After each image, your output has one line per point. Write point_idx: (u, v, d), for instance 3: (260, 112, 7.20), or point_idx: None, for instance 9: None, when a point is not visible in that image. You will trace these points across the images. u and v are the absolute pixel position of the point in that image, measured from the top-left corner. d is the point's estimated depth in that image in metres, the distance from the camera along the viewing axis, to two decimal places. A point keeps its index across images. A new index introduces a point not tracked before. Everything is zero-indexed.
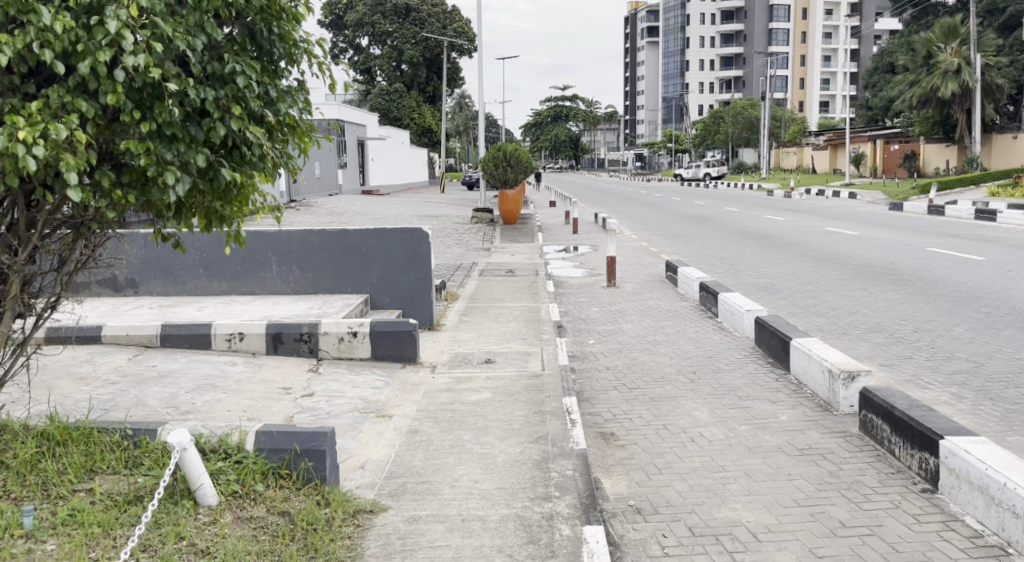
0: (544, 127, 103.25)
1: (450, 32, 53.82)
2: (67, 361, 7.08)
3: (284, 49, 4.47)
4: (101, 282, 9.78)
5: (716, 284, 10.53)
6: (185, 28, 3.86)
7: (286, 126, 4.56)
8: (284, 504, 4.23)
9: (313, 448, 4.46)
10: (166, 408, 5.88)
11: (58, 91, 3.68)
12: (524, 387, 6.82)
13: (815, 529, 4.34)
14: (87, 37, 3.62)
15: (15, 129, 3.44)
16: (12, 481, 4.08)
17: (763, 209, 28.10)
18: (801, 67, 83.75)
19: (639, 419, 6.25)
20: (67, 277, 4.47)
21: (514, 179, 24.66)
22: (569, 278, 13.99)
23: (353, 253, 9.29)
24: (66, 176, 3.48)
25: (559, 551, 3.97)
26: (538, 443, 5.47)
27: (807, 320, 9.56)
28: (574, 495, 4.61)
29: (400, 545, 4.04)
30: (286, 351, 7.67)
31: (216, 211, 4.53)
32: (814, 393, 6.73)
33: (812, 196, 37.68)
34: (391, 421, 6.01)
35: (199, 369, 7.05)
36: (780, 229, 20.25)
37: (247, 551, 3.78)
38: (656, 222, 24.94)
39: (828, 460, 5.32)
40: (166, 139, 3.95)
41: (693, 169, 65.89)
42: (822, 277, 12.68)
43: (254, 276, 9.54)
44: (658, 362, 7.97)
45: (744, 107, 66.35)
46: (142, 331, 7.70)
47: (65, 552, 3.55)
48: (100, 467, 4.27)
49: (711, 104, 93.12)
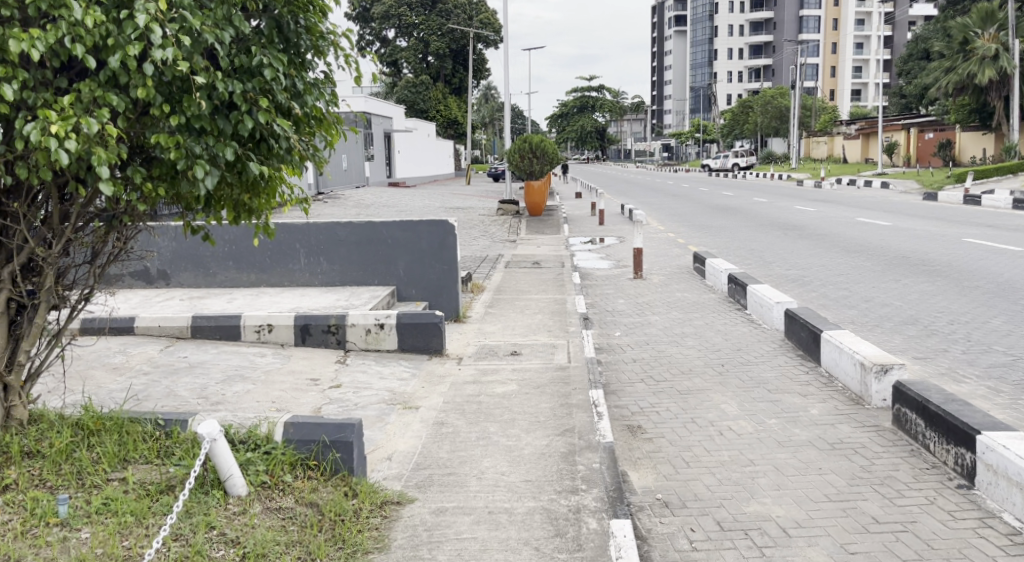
0: (570, 118, 102.90)
1: (477, 23, 53.82)
2: (100, 352, 7.18)
3: (311, 41, 4.47)
4: (134, 274, 9.90)
5: (745, 276, 10.43)
6: (213, 22, 3.88)
7: (312, 118, 4.57)
8: (312, 495, 4.25)
9: (342, 439, 4.48)
10: (196, 399, 5.94)
11: (89, 85, 3.71)
12: (551, 380, 6.81)
13: (848, 524, 4.29)
14: (117, 31, 3.66)
15: (47, 124, 3.47)
16: (47, 470, 4.12)
17: (794, 200, 27.78)
18: (833, 55, 82.58)
19: (667, 412, 6.21)
20: (100, 269, 4.48)
21: (540, 171, 24.67)
22: (595, 270, 13.93)
23: (380, 246, 9.33)
24: (98, 170, 3.52)
25: (586, 545, 3.96)
26: (565, 435, 5.46)
27: (838, 313, 9.44)
28: (601, 488, 4.60)
29: (427, 537, 4.04)
30: (314, 343, 7.72)
31: (244, 204, 4.57)
32: (845, 386, 6.65)
33: (843, 186, 37.23)
34: (418, 413, 6.03)
35: (228, 360, 7.11)
36: (810, 220, 20.00)
37: (275, 541, 3.81)
38: (685, 213, 24.77)
39: (860, 455, 5.26)
40: (195, 133, 3.97)
41: (721, 159, 65.34)
42: (854, 269, 12.52)
43: (283, 269, 9.61)
44: (686, 355, 7.91)
45: (774, 96, 65.60)
46: (172, 322, 7.78)
47: (99, 541, 3.60)
48: (133, 456, 4.32)
49: (740, 93, 92.21)
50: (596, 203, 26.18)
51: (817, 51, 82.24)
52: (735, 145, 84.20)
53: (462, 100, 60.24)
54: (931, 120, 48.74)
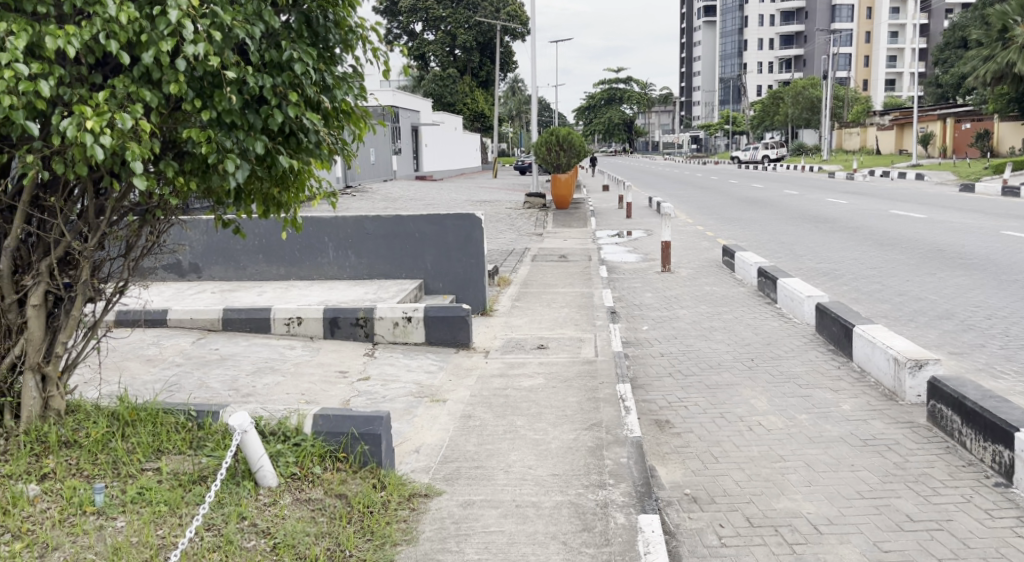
0: (598, 111, 102.50)
1: (504, 16, 53.73)
2: (134, 344, 7.29)
3: (339, 36, 4.49)
4: (166, 267, 10.03)
5: (775, 270, 10.35)
6: (244, 17, 3.92)
7: (341, 112, 4.60)
8: (341, 487, 4.29)
9: (370, 432, 4.52)
10: (227, 391, 6.02)
11: (123, 81, 3.76)
12: (577, 373, 6.80)
13: (881, 522, 4.25)
14: (150, 27, 3.70)
15: (83, 119, 3.52)
16: (84, 460, 4.19)
17: (826, 192, 27.43)
18: (866, 44, 81.43)
19: (695, 407, 6.19)
20: (134, 262, 4.54)
21: (567, 164, 24.65)
22: (622, 263, 13.89)
23: (408, 239, 9.37)
24: (131, 165, 3.57)
25: (614, 540, 3.96)
26: (592, 430, 5.46)
27: (871, 307, 9.34)
28: (628, 483, 4.59)
29: (454, 530, 4.07)
30: (343, 336, 7.77)
31: (273, 198, 4.61)
32: (878, 382, 6.58)
33: (876, 178, 36.74)
34: (446, 406, 6.06)
35: (259, 352, 7.19)
36: (841, 213, 19.77)
37: (306, 532, 3.84)
38: (714, 206, 24.55)
39: (894, 451, 5.20)
40: (225, 128, 4.01)
41: (751, 151, 64.84)
42: (887, 262, 12.37)
43: (312, 262, 9.68)
44: (715, 349, 7.87)
45: (805, 87, 64.79)
46: (204, 315, 7.87)
47: (135, 530, 3.66)
48: (167, 447, 4.39)
49: (770, 84, 91.24)
50: (624, 195, 26.07)
51: (850, 41, 81.15)
52: (765, 137, 83.47)
53: (489, 93, 60.29)
54: (968, 110, 47.88)
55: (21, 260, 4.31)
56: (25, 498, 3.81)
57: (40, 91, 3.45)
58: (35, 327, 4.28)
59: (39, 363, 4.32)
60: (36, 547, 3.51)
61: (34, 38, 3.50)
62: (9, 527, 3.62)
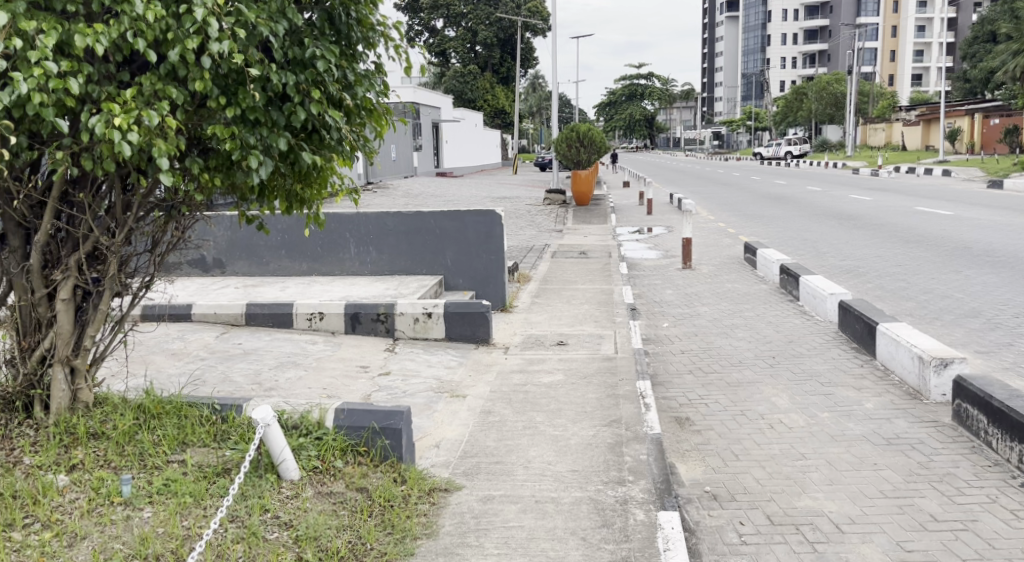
0: (619, 107, 102.20)
1: (525, 12, 53.70)
2: (159, 338, 7.39)
3: (362, 33, 4.52)
4: (191, 262, 10.13)
5: (798, 267, 10.29)
6: (268, 14, 3.95)
7: (363, 109, 4.64)
8: (362, 481, 4.34)
9: (390, 426, 4.55)
10: (251, 385, 6.09)
11: (150, 79, 3.81)
12: (598, 370, 6.82)
13: (904, 521, 4.23)
14: (177, 25, 3.75)
15: (111, 117, 3.58)
16: (112, 451, 4.26)
17: (850, 188, 27.19)
18: (892, 39, 80.48)
19: (715, 404, 6.19)
20: (160, 257, 4.60)
21: (587, 160, 24.64)
22: (643, 260, 13.87)
23: (429, 236, 9.42)
24: (158, 161, 3.62)
25: (633, 536, 3.98)
26: (612, 426, 5.47)
27: (895, 305, 9.28)
28: (647, 479, 4.60)
29: (474, 524, 4.10)
30: (364, 331, 7.83)
31: (296, 194, 4.65)
32: (902, 380, 6.54)
33: (902, 174, 36.28)
34: (466, 401, 6.10)
35: (282, 347, 7.25)
36: (866, 210, 19.60)
37: (327, 525, 3.89)
38: (737, 202, 24.41)
39: (918, 451, 5.17)
40: (249, 124, 4.05)
41: (774, 147, 64.40)
42: (913, 259, 12.26)
43: (334, 258, 9.75)
44: (736, 347, 7.85)
45: (829, 82, 64.18)
46: (227, 310, 7.95)
47: (161, 521, 3.72)
48: (191, 440, 4.45)
49: (793, 79, 90.55)
50: (645, 191, 26.01)
51: (875, 36, 80.30)
52: (788, 133, 82.84)
53: (510, 89, 60.35)
54: (996, 105, 47.19)
55: (50, 256, 4.38)
56: (54, 488, 3.88)
57: (69, 89, 3.50)
58: (64, 321, 4.35)
59: (68, 356, 4.39)
60: (65, 536, 3.58)
61: (63, 36, 3.55)
62: (39, 517, 3.69)
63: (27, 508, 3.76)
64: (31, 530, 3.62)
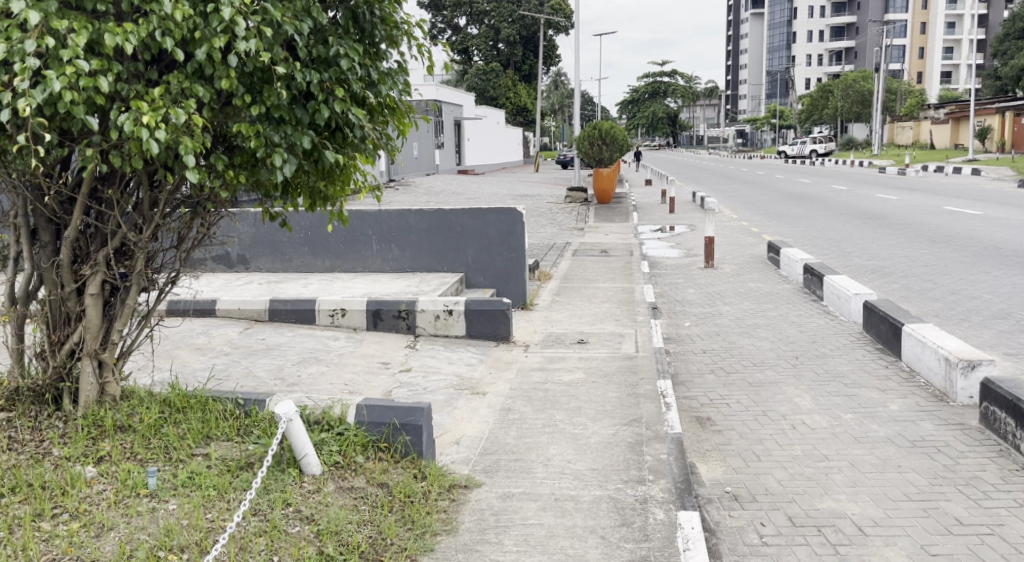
0: (642, 105, 101.80)
1: (549, 10, 53.63)
2: (184, 332, 7.48)
3: (386, 32, 4.56)
4: (215, 258, 10.23)
5: (822, 267, 10.22)
6: (293, 13, 3.98)
7: (386, 108, 4.68)
8: (383, 476, 4.37)
9: (411, 423, 4.59)
10: (274, 380, 6.15)
11: (177, 77, 3.86)
12: (618, 369, 6.82)
13: (929, 525, 4.21)
14: (204, 24, 3.80)
15: (139, 114, 3.63)
16: (138, 444, 4.33)
17: (877, 186, 26.87)
18: (921, 36, 79.45)
19: (737, 404, 6.17)
20: (186, 253, 4.66)
21: (609, 158, 24.59)
22: (664, 258, 13.82)
23: (450, 234, 9.45)
24: (185, 159, 3.67)
25: (653, 535, 3.99)
26: (631, 425, 5.47)
27: (921, 306, 9.19)
28: (668, 479, 4.60)
29: (493, 522, 4.12)
30: (385, 328, 7.88)
31: (319, 191, 4.69)
32: (928, 382, 6.49)
33: (929, 174, 35.78)
34: (486, 398, 6.13)
35: (304, 343, 7.31)
36: (893, 209, 19.39)
37: (348, 520, 3.92)
38: (761, 200, 24.25)
39: (943, 453, 5.13)
40: (274, 123, 4.10)
41: (799, 146, 63.83)
42: (940, 260, 12.14)
43: (355, 255, 9.81)
44: (758, 346, 7.82)
45: (856, 79, 63.50)
46: (251, 305, 8.03)
47: (185, 513, 3.77)
48: (215, 434, 4.51)
49: (819, 77, 89.79)
50: (667, 190, 25.94)
51: (904, 33, 79.29)
52: (813, 131, 82.05)
53: (532, 87, 60.28)
54: None
55: (79, 251, 4.45)
56: (83, 480, 3.95)
57: (99, 87, 3.55)
58: (92, 316, 4.42)
59: (96, 350, 4.46)
60: (93, 527, 3.64)
61: (93, 34, 3.61)
62: (67, 508, 3.76)
63: (56, 499, 3.83)
64: (59, 520, 3.69)
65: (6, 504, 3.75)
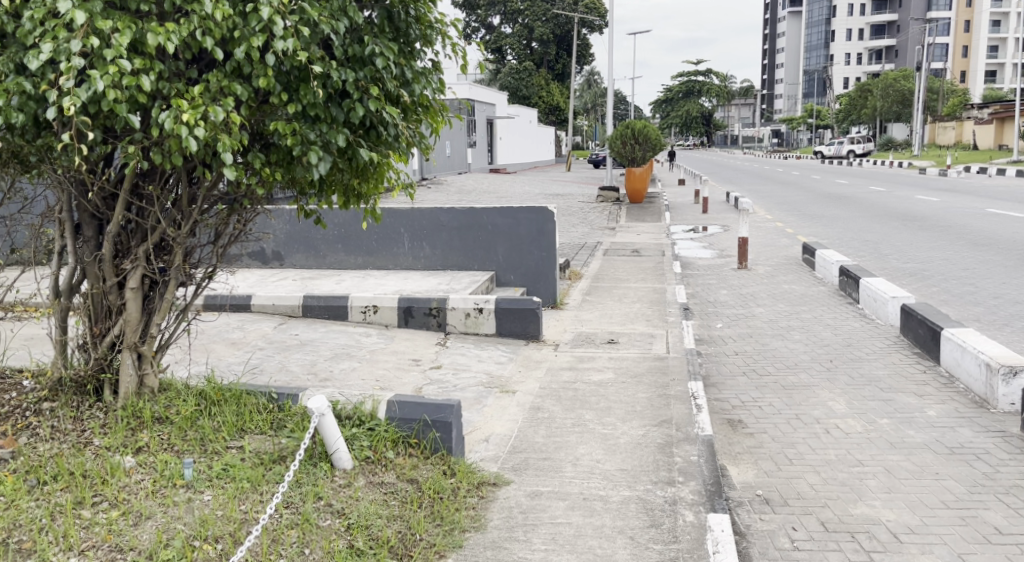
0: (676, 104, 101.17)
1: (583, 9, 53.62)
2: (220, 327, 7.60)
3: (420, 31, 4.60)
4: (251, 255, 10.37)
5: (858, 269, 10.10)
6: (329, 12, 4.03)
7: (419, 106, 4.73)
8: (413, 472, 4.42)
9: (441, 419, 4.62)
10: (307, 375, 6.24)
11: (217, 75, 3.93)
12: (648, 370, 6.80)
13: (967, 534, 4.16)
14: (243, 23, 3.86)
15: (180, 113, 3.70)
16: (174, 436, 4.41)
17: (918, 188, 26.44)
18: (964, 35, 77.93)
19: (769, 407, 6.14)
20: (223, 249, 4.73)
21: (642, 158, 24.51)
22: (697, 259, 13.76)
23: (482, 232, 9.48)
24: (223, 156, 3.73)
25: (682, 537, 3.98)
26: (662, 426, 5.47)
27: (961, 310, 9.05)
28: (698, 481, 4.60)
29: (522, 519, 4.15)
30: (416, 325, 7.94)
31: (354, 188, 4.74)
32: (968, 388, 6.40)
33: (972, 175, 35.16)
34: (515, 396, 6.15)
35: (337, 339, 7.39)
36: (933, 211, 19.04)
37: (379, 515, 3.97)
38: (798, 201, 23.99)
39: (983, 461, 5.06)
40: (310, 121, 4.15)
41: (836, 146, 63.12)
42: (981, 263, 11.93)
43: (388, 252, 9.89)
44: (792, 349, 7.76)
45: (896, 78, 62.49)
46: (286, 301, 8.14)
47: (220, 504, 3.84)
48: (249, 427, 4.59)
49: (857, 77, 88.62)
50: (700, 191, 25.78)
51: (947, 31, 77.79)
52: (851, 131, 80.95)
53: (564, 87, 60.18)
54: None
55: (121, 246, 4.56)
56: (122, 469, 4.03)
57: (141, 85, 3.63)
58: (132, 308, 4.51)
59: (135, 343, 4.55)
60: (131, 515, 3.72)
61: (136, 34, 3.68)
62: (107, 496, 3.84)
63: (96, 487, 3.92)
64: (99, 508, 3.78)
65: (48, 492, 3.85)
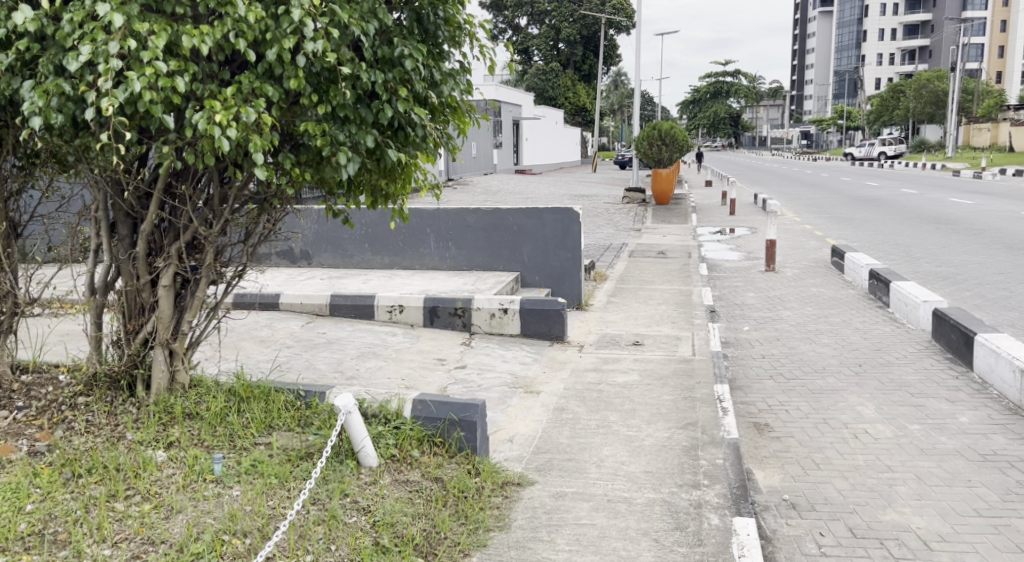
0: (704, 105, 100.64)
1: (611, 11, 53.49)
2: (249, 325, 7.69)
3: (448, 33, 4.63)
4: (279, 254, 10.49)
5: (889, 273, 10.01)
6: (360, 14, 4.08)
7: (446, 107, 4.76)
8: (438, 471, 4.45)
9: (466, 419, 4.66)
10: (334, 373, 6.30)
11: (249, 77, 3.99)
12: (674, 372, 6.79)
13: (999, 542, 4.11)
14: (275, 26, 3.91)
15: (213, 113, 3.76)
16: (205, 431, 4.48)
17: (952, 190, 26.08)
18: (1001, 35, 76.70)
19: (797, 411, 6.11)
20: (253, 248, 4.80)
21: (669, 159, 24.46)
22: (724, 261, 13.70)
23: (507, 233, 9.50)
24: (254, 157, 3.79)
25: (707, 540, 3.98)
26: (687, 429, 5.46)
27: (995, 315, 8.93)
28: (723, 484, 4.59)
29: (546, 520, 4.16)
30: (441, 325, 7.98)
31: (381, 189, 4.79)
32: (1001, 394, 6.32)
33: (1009, 177, 34.64)
34: (540, 397, 6.17)
35: (364, 338, 7.46)
36: (967, 214, 18.75)
37: (403, 512, 4.00)
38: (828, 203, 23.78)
39: (1017, 469, 5.00)
40: (339, 121, 4.20)
41: (867, 147, 62.42)
42: (1017, 268, 11.75)
43: (414, 252, 9.95)
44: (820, 353, 7.71)
45: (930, 79, 61.65)
46: (313, 300, 8.22)
47: (249, 499, 3.90)
48: (277, 423, 4.66)
49: (889, 77, 87.60)
50: (728, 192, 25.64)
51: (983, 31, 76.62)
52: (882, 133, 80.06)
53: (591, 88, 60.08)
54: None
55: (154, 244, 4.64)
56: (154, 463, 4.11)
57: (176, 86, 3.69)
58: (165, 306, 4.59)
59: (167, 340, 4.63)
60: (162, 509, 3.78)
61: (172, 36, 3.75)
62: (139, 490, 3.91)
63: (129, 481, 3.98)
64: (132, 501, 3.84)
65: (82, 484, 3.93)
